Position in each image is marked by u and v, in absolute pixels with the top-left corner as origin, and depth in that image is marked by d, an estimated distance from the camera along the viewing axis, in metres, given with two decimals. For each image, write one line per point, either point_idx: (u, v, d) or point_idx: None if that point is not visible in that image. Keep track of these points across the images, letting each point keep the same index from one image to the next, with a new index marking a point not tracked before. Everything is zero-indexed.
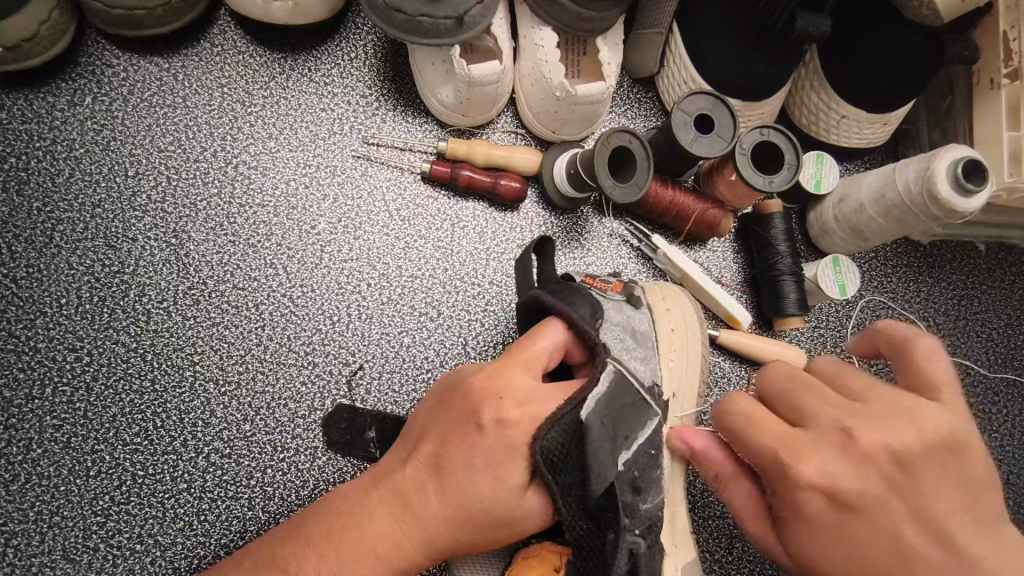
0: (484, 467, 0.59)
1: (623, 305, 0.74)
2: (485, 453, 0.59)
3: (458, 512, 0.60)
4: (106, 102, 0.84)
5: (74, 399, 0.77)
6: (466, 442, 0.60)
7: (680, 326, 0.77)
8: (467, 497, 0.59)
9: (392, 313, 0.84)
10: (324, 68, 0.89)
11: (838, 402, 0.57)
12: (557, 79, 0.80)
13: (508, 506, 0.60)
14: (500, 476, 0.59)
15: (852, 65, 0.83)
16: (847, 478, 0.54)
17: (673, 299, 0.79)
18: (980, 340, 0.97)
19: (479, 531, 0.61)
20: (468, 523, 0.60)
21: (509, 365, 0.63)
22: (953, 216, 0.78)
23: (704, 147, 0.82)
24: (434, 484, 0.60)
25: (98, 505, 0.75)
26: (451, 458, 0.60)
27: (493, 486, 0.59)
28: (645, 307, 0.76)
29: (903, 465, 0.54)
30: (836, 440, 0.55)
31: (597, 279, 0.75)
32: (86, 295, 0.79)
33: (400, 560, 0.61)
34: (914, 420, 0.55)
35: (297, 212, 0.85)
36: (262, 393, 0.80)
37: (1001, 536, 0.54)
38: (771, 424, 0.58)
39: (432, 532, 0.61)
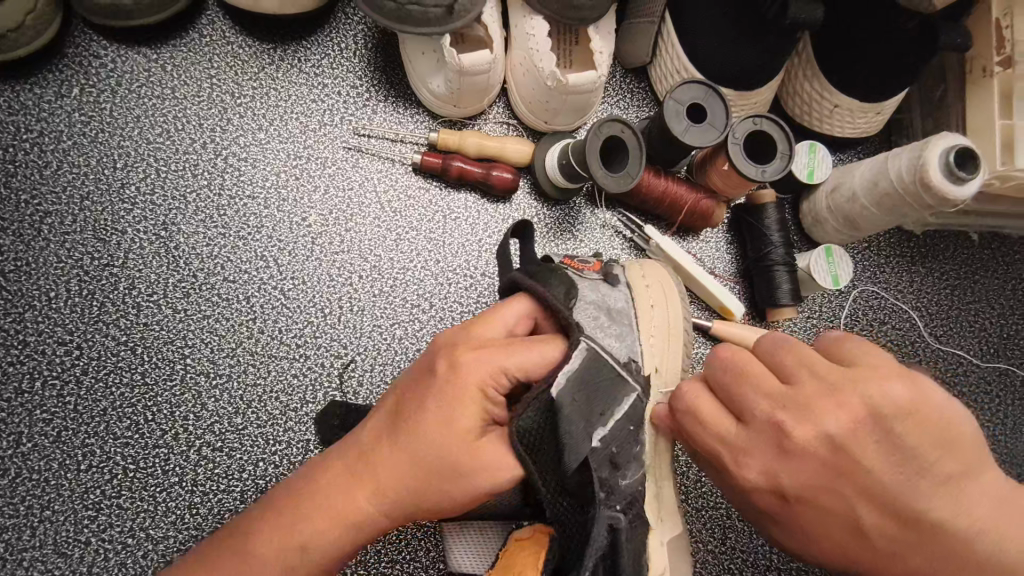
0: (436, 412, 0.58)
1: (599, 283, 0.73)
2: (439, 399, 0.58)
3: (415, 465, 0.57)
4: (94, 93, 0.83)
5: (64, 393, 0.76)
6: (423, 393, 0.59)
7: (659, 301, 0.76)
8: (421, 447, 0.57)
9: (383, 306, 0.84)
10: (315, 59, 0.88)
11: (772, 392, 0.57)
12: (548, 68, 0.80)
13: (466, 453, 0.58)
14: (455, 420, 0.58)
15: (845, 54, 0.83)
16: (788, 476, 0.56)
17: (653, 274, 0.78)
18: (972, 330, 0.97)
19: (437, 487, 0.57)
20: (426, 477, 0.57)
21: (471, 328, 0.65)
22: (945, 204, 0.77)
23: (696, 137, 0.81)
24: (390, 439, 0.58)
25: (89, 499, 0.74)
26: (407, 408, 0.59)
27: (447, 431, 0.57)
28: (625, 286, 0.75)
29: (843, 449, 0.54)
30: (768, 436, 0.56)
31: (578, 262, 0.76)
32: (75, 288, 0.79)
33: (357, 527, 0.57)
34: (845, 403, 0.55)
35: (288, 204, 0.85)
36: (253, 385, 0.80)
37: (965, 490, 0.54)
38: (715, 423, 0.60)
39: (390, 491, 0.57)
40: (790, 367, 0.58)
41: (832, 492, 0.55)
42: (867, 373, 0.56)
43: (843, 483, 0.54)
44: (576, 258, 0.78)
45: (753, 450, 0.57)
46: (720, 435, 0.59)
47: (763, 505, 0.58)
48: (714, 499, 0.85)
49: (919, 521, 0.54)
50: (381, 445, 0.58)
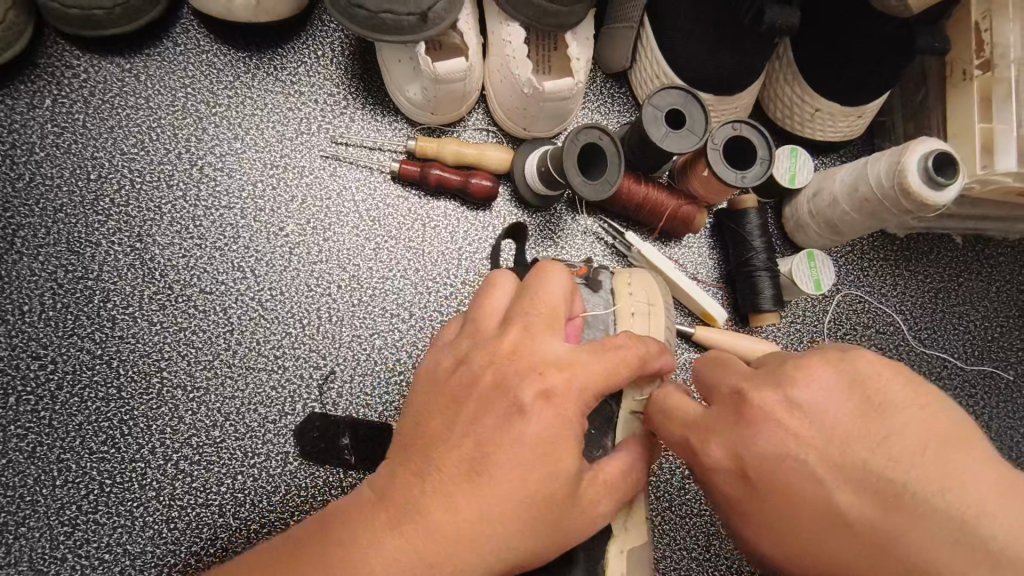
0: (524, 394, 0.53)
1: (579, 287, 0.74)
2: (525, 383, 0.53)
3: (504, 461, 0.51)
4: (67, 104, 0.82)
5: (39, 408, 0.76)
6: (488, 381, 0.54)
7: (641, 310, 0.73)
8: (503, 435, 0.52)
9: (363, 315, 0.83)
10: (291, 66, 0.88)
11: (739, 370, 0.57)
12: (525, 76, 0.79)
13: (577, 443, 0.54)
14: (556, 400, 0.53)
15: (825, 54, 0.82)
16: (747, 445, 0.53)
17: (640, 284, 0.76)
18: (957, 333, 0.97)
19: (568, 480, 0.52)
20: (527, 476, 0.51)
21: (524, 312, 0.57)
22: (924, 209, 0.76)
23: (674, 143, 0.81)
24: (451, 435, 0.53)
25: (65, 514, 0.74)
26: (467, 398, 0.54)
27: (545, 414, 0.52)
28: (607, 292, 0.75)
29: (805, 413, 0.51)
30: (730, 408, 0.55)
31: None
32: (49, 301, 0.78)
33: (452, 563, 0.50)
34: (807, 372, 0.53)
35: (265, 214, 0.84)
36: (231, 398, 0.79)
37: (961, 465, 0.46)
38: (683, 406, 0.59)
39: (491, 505, 0.50)
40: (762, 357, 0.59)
41: (791, 462, 0.51)
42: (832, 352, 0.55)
43: (806, 451, 0.50)
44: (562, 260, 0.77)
45: (717, 424, 0.55)
46: (687, 418, 0.58)
47: (728, 493, 0.54)
48: (696, 506, 0.85)
49: (902, 501, 0.46)
50: (446, 452, 0.52)
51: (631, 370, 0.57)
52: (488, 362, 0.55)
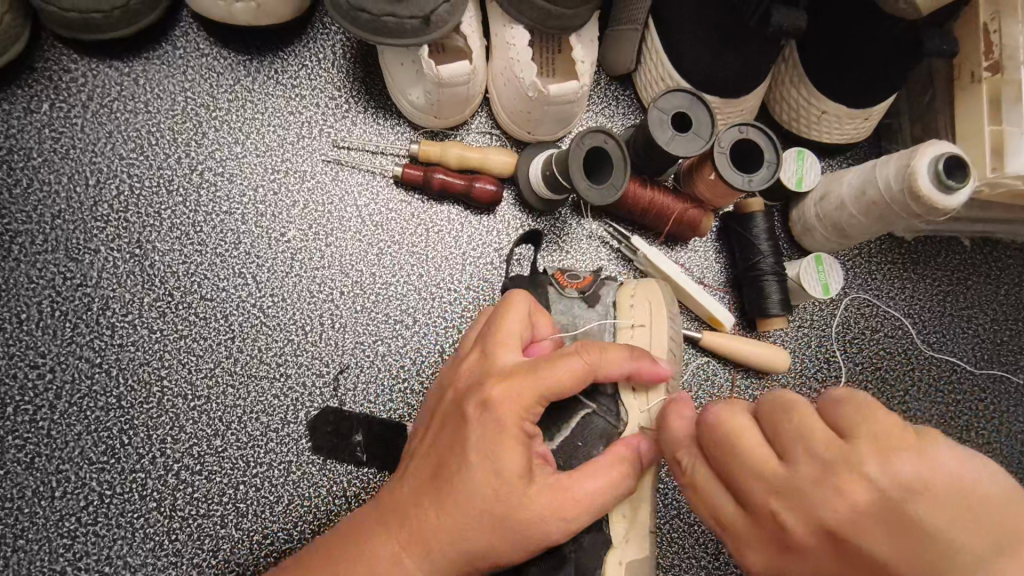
0: (471, 406, 0.55)
1: (575, 304, 0.74)
2: (473, 397, 0.55)
3: (457, 467, 0.53)
4: (65, 108, 0.81)
5: (37, 418, 0.74)
6: (451, 399, 0.57)
7: (642, 319, 0.73)
8: (458, 445, 0.54)
9: (366, 322, 0.82)
10: (292, 70, 0.87)
11: (764, 472, 0.48)
12: (529, 79, 0.78)
13: (524, 449, 0.54)
14: (497, 410, 0.54)
15: (833, 56, 0.81)
16: (793, 566, 0.48)
17: (642, 292, 0.75)
18: (966, 337, 0.96)
19: (514, 485, 0.52)
20: (477, 482, 0.52)
21: (484, 334, 0.59)
22: (933, 213, 0.75)
23: (680, 146, 0.80)
24: (425, 448, 0.57)
25: (65, 526, 0.73)
26: (439, 415, 0.58)
27: (486, 424, 0.53)
28: (607, 305, 0.75)
29: (849, 543, 0.45)
30: (768, 526, 0.48)
31: (564, 275, 0.76)
32: (48, 309, 0.77)
33: (422, 563, 0.53)
34: (846, 492, 0.45)
35: (266, 220, 0.83)
36: (232, 407, 0.78)
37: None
38: (711, 500, 0.53)
39: (459, 508, 0.52)
40: (787, 438, 0.48)
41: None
42: (867, 446, 0.45)
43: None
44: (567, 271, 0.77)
45: (756, 536, 0.49)
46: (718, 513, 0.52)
47: None
48: None
49: None
50: (420, 461, 0.56)
51: (582, 378, 0.56)
52: (455, 381, 0.59)
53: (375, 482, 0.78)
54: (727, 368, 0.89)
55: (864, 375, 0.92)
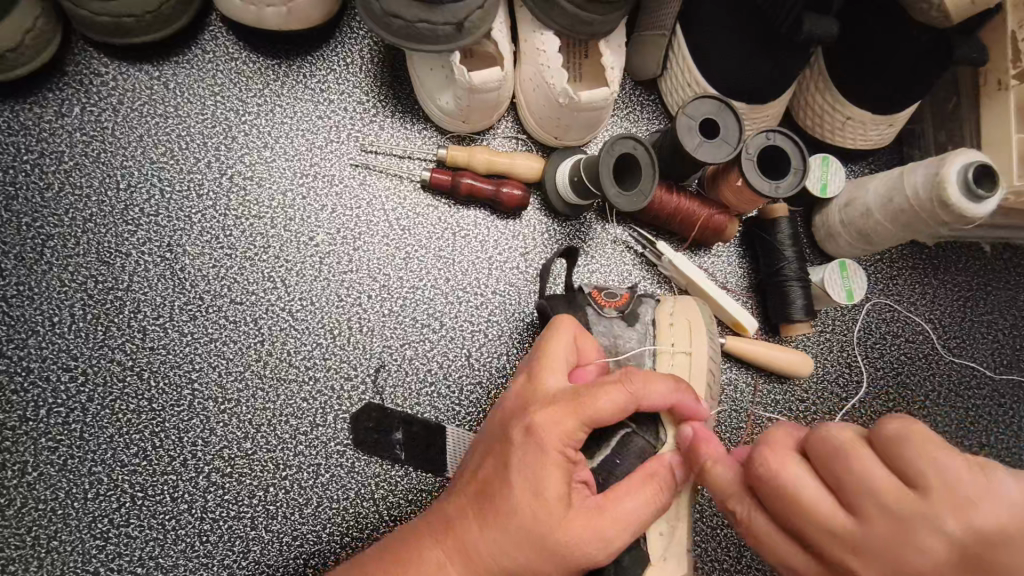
0: (515, 430, 0.57)
1: (615, 322, 0.75)
2: (517, 421, 0.57)
3: (502, 486, 0.55)
4: (96, 112, 0.81)
5: (70, 420, 0.75)
6: (500, 423, 0.60)
7: (682, 339, 0.75)
8: (502, 465, 0.56)
9: (394, 326, 0.83)
10: (320, 74, 0.87)
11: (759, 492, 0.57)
12: (559, 85, 0.78)
13: (566, 473, 0.55)
14: (539, 435, 0.55)
15: (861, 63, 0.82)
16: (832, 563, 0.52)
17: (682, 311, 0.77)
18: (985, 342, 0.96)
19: (554, 506, 0.54)
20: (519, 502, 0.54)
21: (531, 360, 0.62)
22: (961, 221, 0.76)
23: (708, 152, 0.80)
24: (472, 466, 0.60)
25: (98, 528, 0.73)
26: (488, 436, 0.61)
27: (529, 447, 0.55)
28: (647, 323, 0.76)
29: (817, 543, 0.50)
30: None
31: (602, 294, 0.76)
32: (79, 312, 0.77)
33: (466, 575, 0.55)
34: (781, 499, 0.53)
35: (295, 223, 0.83)
36: (263, 409, 0.78)
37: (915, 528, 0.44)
38: None
39: (503, 525, 0.54)
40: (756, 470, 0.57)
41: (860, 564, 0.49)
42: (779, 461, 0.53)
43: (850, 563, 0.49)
44: (604, 289, 0.78)
45: None
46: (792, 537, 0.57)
47: None
48: (729, 518, 0.84)
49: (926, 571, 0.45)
50: (468, 480, 0.59)
51: (623, 407, 0.56)
52: (502, 403, 0.62)
53: (404, 485, 0.78)
54: (750, 373, 0.89)
55: (885, 380, 0.93)
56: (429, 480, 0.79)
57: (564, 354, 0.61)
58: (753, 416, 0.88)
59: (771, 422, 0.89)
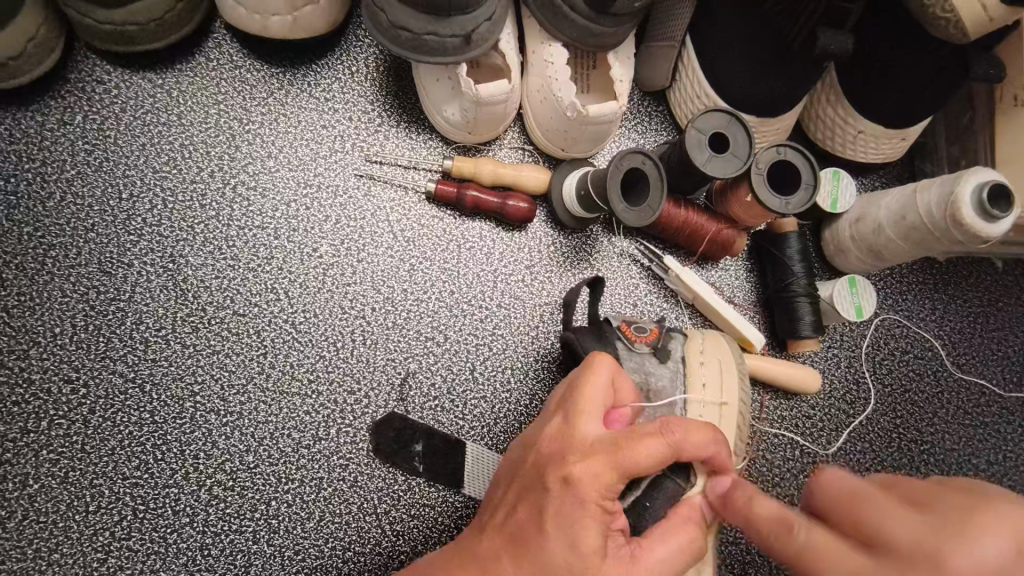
0: (552, 477, 0.56)
1: (647, 359, 0.74)
2: (555, 468, 0.57)
3: (538, 531, 0.55)
4: (98, 120, 0.81)
5: (72, 432, 0.74)
6: (534, 464, 0.59)
7: (712, 379, 0.74)
8: (539, 511, 0.56)
9: (397, 338, 0.82)
10: (325, 83, 0.86)
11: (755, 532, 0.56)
12: (568, 98, 0.77)
13: (601, 524, 0.54)
14: (578, 486, 0.55)
15: (874, 75, 0.80)
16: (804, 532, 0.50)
17: (711, 350, 0.76)
18: (996, 359, 0.95)
19: (591, 556, 0.53)
20: (556, 550, 0.54)
21: (568, 399, 0.61)
22: (975, 241, 0.75)
23: (718, 167, 0.79)
24: (505, 505, 0.60)
25: (98, 541, 0.73)
26: (519, 477, 0.60)
27: (568, 497, 0.55)
28: (677, 361, 0.75)
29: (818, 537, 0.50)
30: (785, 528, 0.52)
31: (632, 329, 0.76)
32: (81, 323, 0.77)
33: None
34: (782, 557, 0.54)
35: (298, 234, 0.82)
36: (264, 423, 0.78)
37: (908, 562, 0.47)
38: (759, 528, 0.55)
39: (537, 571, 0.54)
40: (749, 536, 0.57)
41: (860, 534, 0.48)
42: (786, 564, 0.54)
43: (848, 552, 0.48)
44: (633, 323, 0.77)
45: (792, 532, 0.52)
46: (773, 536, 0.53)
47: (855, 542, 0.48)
48: (734, 535, 0.83)
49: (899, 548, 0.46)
50: (500, 520, 0.59)
51: (664, 458, 0.56)
52: (535, 443, 0.61)
53: (406, 500, 0.78)
54: (757, 389, 0.88)
55: (894, 397, 0.92)
56: (431, 495, 0.78)
57: (602, 396, 0.60)
58: (759, 432, 0.87)
59: (778, 439, 0.88)
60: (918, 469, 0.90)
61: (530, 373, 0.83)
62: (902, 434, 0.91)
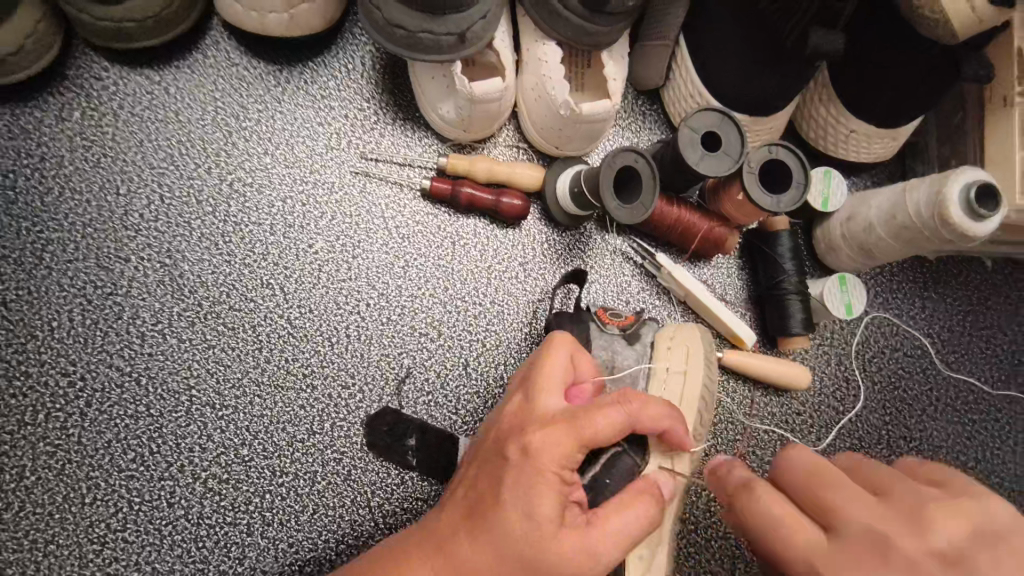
0: (512, 448, 0.58)
1: (616, 340, 0.76)
2: (516, 438, 0.58)
3: (497, 500, 0.56)
4: (96, 117, 0.81)
5: (68, 425, 0.75)
6: (496, 439, 0.61)
7: (677, 363, 0.75)
8: (499, 480, 0.57)
9: (392, 334, 0.83)
10: (321, 80, 0.87)
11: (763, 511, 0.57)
12: (561, 96, 0.78)
13: (558, 492, 0.55)
14: (535, 454, 0.56)
15: (865, 76, 0.81)
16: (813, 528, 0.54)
17: (678, 334, 0.77)
18: (984, 357, 0.96)
19: (549, 522, 0.54)
20: (515, 518, 0.55)
21: (530, 376, 0.63)
22: (962, 240, 0.76)
23: (710, 165, 0.79)
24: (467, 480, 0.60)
25: (95, 532, 0.74)
26: (482, 452, 0.61)
27: (527, 465, 0.56)
28: (645, 345, 0.77)
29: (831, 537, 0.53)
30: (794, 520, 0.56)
31: (607, 313, 0.78)
32: (78, 317, 0.77)
33: None
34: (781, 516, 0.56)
35: (294, 230, 0.83)
36: (260, 417, 0.79)
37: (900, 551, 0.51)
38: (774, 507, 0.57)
39: (494, 541, 0.55)
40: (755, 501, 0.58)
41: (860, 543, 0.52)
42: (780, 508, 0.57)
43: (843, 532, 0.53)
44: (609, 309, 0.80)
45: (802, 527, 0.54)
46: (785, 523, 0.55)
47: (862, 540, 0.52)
48: (723, 529, 0.84)
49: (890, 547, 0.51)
50: (462, 495, 0.59)
51: (620, 428, 0.57)
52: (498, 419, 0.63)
53: (400, 493, 0.78)
54: (747, 386, 0.89)
55: (883, 394, 0.93)
56: (424, 488, 0.79)
57: (562, 372, 0.62)
58: (749, 428, 0.88)
59: (767, 434, 0.89)
60: None
61: None
62: (891, 430, 0.92)
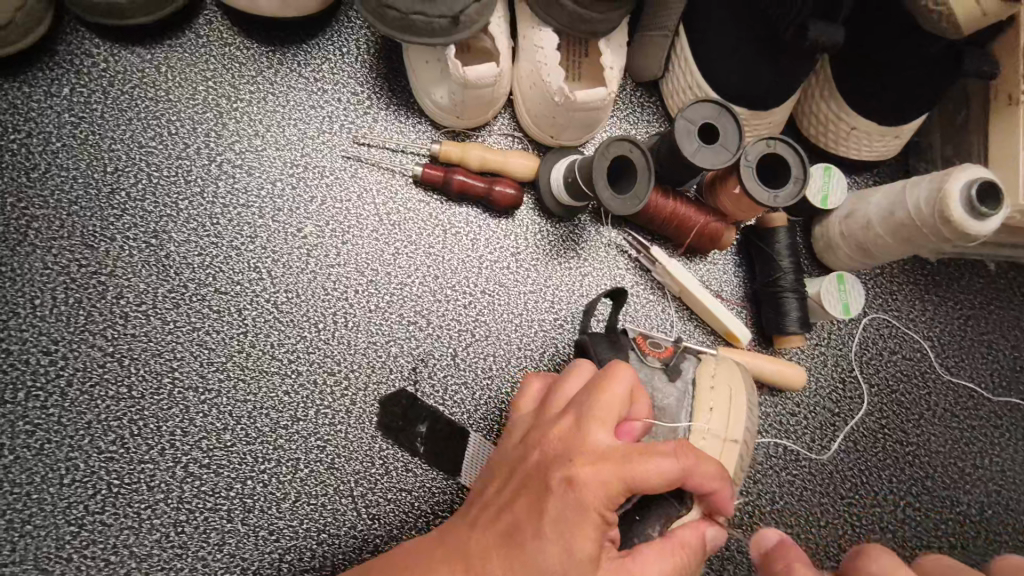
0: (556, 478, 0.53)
1: (656, 373, 0.73)
2: (560, 468, 0.53)
3: (533, 531, 0.52)
4: (86, 94, 0.80)
5: (48, 404, 0.74)
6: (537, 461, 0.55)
7: (721, 405, 0.72)
8: (537, 509, 0.52)
9: (379, 321, 0.82)
10: (315, 64, 0.85)
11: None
12: (556, 83, 0.77)
13: (597, 532, 0.51)
14: (581, 489, 0.52)
15: (867, 73, 0.80)
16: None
17: (723, 375, 0.75)
18: (985, 363, 0.94)
19: (584, 564, 0.50)
20: (548, 555, 0.50)
21: (583, 400, 0.56)
22: (963, 239, 0.74)
23: (706, 158, 0.78)
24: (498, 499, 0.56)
25: (71, 514, 0.72)
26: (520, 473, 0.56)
27: (570, 501, 0.52)
28: (687, 382, 0.74)
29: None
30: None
31: (646, 342, 0.76)
32: (62, 296, 0.76)
33: None
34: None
35: (284, 214, 0.82)
36: (242, 401, 0.77)
37: None
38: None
39: (523, 572, 0.51)
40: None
41: None
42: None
43: None
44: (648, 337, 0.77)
45: None
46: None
47: None
48: None
49: None
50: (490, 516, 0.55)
51: (673, 478, 0.53)
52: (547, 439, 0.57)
53: (383, 484, 0.77)
54: None
55: (880, 397, 0.91)
56: (408, 480, 0.77)
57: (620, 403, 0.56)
58: None
59: (761, 435, 0.87)
60: (902, 470, 0.89)
61: (512, 361, 0.83)
62: (887, 434, 0.90)
